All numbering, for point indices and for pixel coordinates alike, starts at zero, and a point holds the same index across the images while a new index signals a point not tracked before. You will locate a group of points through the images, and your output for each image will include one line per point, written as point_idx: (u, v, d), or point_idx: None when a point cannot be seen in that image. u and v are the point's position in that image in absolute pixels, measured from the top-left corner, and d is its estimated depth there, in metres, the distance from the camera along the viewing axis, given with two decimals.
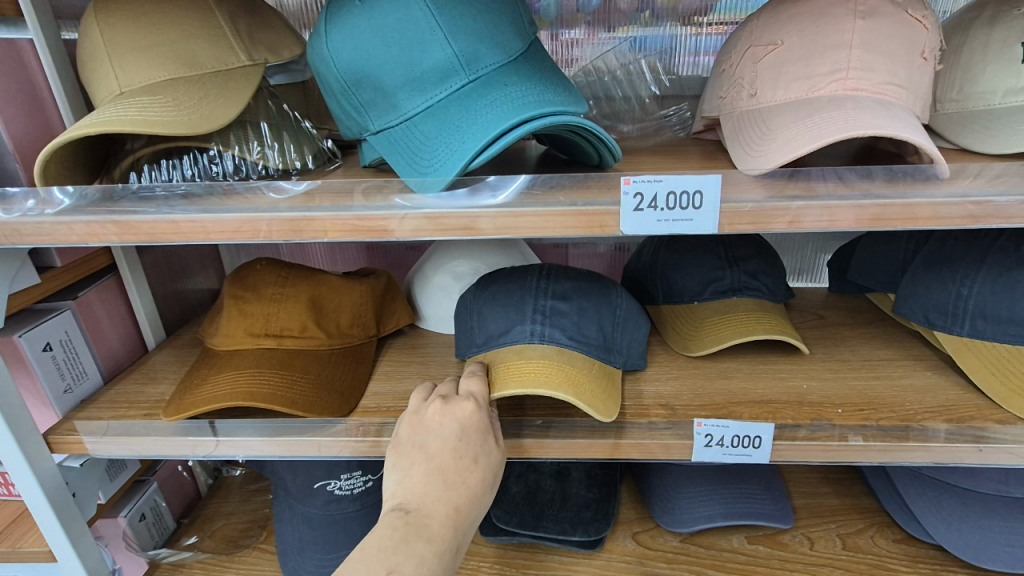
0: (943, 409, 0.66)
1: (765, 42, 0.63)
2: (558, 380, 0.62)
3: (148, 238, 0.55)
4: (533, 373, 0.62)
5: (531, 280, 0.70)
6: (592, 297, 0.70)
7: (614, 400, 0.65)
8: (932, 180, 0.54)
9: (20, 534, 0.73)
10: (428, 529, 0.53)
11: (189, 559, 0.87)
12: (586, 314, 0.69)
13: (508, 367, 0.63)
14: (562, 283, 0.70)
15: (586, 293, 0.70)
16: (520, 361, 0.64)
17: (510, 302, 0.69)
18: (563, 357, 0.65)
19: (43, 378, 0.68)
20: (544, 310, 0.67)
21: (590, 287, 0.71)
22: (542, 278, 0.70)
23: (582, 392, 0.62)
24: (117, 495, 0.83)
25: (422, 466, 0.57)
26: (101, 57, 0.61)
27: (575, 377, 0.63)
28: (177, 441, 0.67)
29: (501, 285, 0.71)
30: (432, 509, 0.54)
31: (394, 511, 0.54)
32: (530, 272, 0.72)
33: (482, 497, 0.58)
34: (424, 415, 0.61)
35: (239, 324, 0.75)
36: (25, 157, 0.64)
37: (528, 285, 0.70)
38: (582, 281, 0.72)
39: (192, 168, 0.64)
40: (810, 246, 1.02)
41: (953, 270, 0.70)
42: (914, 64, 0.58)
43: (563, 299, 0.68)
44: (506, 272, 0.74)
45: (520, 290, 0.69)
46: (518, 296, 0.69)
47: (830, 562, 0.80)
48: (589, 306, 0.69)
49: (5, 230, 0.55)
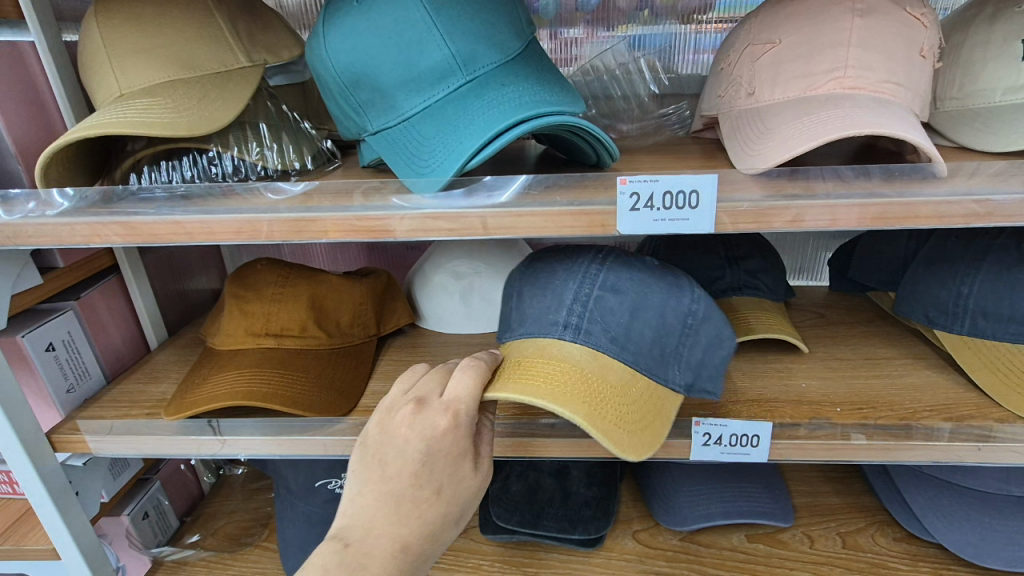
0: (943, 408, 0.66)
1: (764, 41, 0.63)
2: (566, 394, 0.54)
3: (148, 239, 0.55)
4: (540, 377, 0.55)
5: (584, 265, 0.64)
6: (651, 296, 0.62)
7: (631, 430, 0.56)
8: (930, 178, 0.54)
9: (24, 532, 0.74)
10: (367, 565, 0.51)
11: (191, 557, 0.88)
12: (636, 315, 0.61)
13: (522, 366, 0.57)
14: (620, 274, 0.63)
15: (645, 291, 0.62)
16: (538, 363, 0.57)
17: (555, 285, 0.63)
18: (590, 368, 0.57)
19: (47, 377, 0.69)
20: (586, 302, 0.61)
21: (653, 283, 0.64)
22: (598, 264, 0.64)
23: (591, 413, 0.54)
24: (120, 494, 0.83)
25: (375, 491, 0.53)
26: (102, 59, 0.61)
27: (590, 396, 0.55)
28: (179, 440, 0.68)
29: (554, 264, 0.66)
30: (375, 545, 0.52)
31: (335, 540, 0.52)
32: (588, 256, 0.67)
33: (437, 531, 0.54)
34: (394, 418, 0.55)
35: (240, 325, 0.76)
36: (26, 158, 0.65)
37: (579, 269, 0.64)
38: (646, 275, 0.64)
39: (191, 170, 0.64)
40: (810, 245, 1.01)
41: (954, 269, 0.70)
42: (912, 62, 0.58)
43: (614, 294, 0.62)
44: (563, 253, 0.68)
45: (569, 275, 0.64)
46: (565, 280, 0.63)
47: (829, 560, 0.80)
48: (643, 307, 0.62)
49: (7, 231, 0.55)
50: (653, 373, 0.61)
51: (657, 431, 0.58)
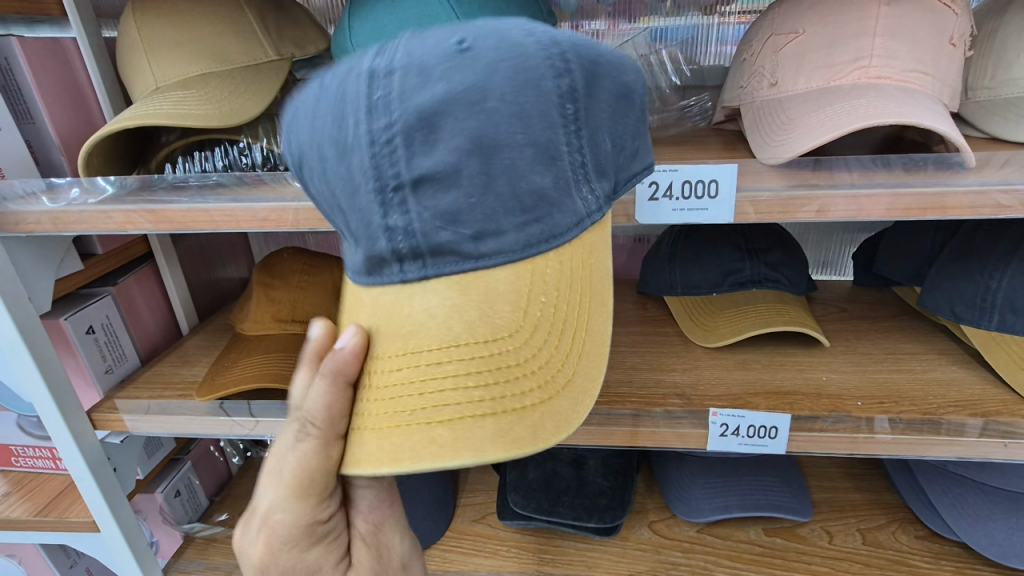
0: (969, 403, 0.64)
1: (787, 31, 0.62)
2: (432, 409, 0.37)
3: (180, 227, 0.57)
4: (407, 419, 0.37)
5: (314, 109, 0.38)
6: (425, 98, 0.35)
7: (569, 400, 0.40)
8: (958, 169, 0.52)
9: (68, 504, 0.77)
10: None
11: (221, 534, 0.93)
12: (439, 137, 0.35)
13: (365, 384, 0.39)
14: (375, 90, 0.35)
15: (407, 99, 0.35)
16: (411, 385, 0.37)
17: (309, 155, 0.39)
18: (443, 336, 0.37)
19: (86, 358, 0.72)
20: (363, 181, 0.36)
21: (412, 60, 0.35)
22: (322, 98, 0.37)
23: (491, 426, 0.36)
24: (155, 470, 0.87)
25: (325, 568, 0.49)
26: (140, 55, 0.64)
27: (472, 370, 0.37)
28: (208, 420, 0.70)
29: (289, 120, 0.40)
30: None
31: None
32: (337, 71, 0.38)
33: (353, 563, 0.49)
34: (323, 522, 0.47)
35: (268, 310, 0.81)
36: (68, 149, 0.67)
37: (310, 114, 0.38)
38: (401, 56, 0.36)
39: (224, 159, 0.66)
40: (835, 238, 1.00)
41: (982, 264, 0.68)
42: (941, 50, 0.57)
43: (394, 143, 0.35)
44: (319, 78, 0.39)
45: (324, 127, 0.37)
46: (310, 139, 0.38)
47: (849, 556, 0.79)
48: (444, 126, 0.35)
49: (51, 217, 0.58)
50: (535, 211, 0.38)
51: (583, 320, 0.41)
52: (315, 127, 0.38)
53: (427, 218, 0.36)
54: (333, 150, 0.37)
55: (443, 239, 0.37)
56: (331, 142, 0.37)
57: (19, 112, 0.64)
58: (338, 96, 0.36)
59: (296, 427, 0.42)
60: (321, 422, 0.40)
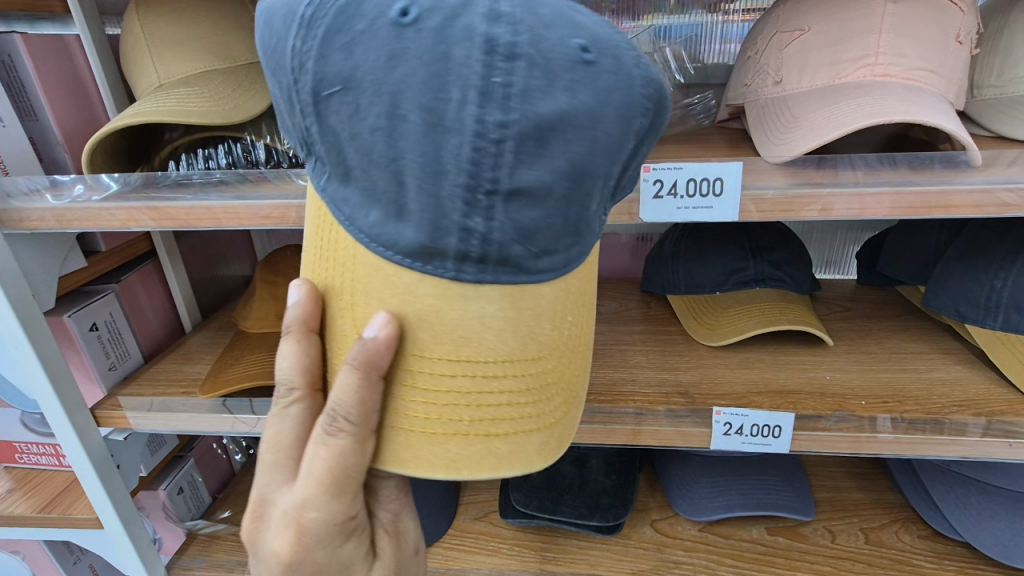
0: (973, 402, 0.64)
1: (792, 28, 0.62)
2: (480, 422, 0.39)
3: (183, 224, 0.57)
4: (465, 428, 0.38)
5: (397, 54, 0.31)
6: (548, 106, 0.32)
7: (574, 408, 0.44)
8: (963, 168, 0.52)
9: (72, 501, 0.78)
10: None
11: (223, 531, 0.93)
12: (550, 153, 0.33)
13: (409, 393, 0.38)
14: (494, 74, 0.31)
15: (531, 102, 0.31)
16: (467, 395, 0.38)
17: (368, 102, 0.32)
18: (501, 350, 0.37)
19: (90, 355, 0.72)
20: (453, 172, 0.32)
21: (540, 50, 0.31)
22: (412, 45, 0.31)
23: (536, 440, 0.40)
24: (157, 469, 0.87)
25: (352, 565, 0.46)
26: (142, 52, 0.64)
27: (521, 384, 0.39)
28: (212, 418, 0.70)
29: (338, 36, 0.31)
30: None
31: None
32: (437, 16, 0.31)
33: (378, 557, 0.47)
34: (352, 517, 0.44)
35: (272, 308, 0.82)
36: (71, 145, 0.67)
37: (389, 58, 0.31)
38: (528, 37, 0.31)
39: (228, 156, 0.66)
40: (838, 238, 0.99)
41: (987, 263, 0.68)
42: (947, 49, 0.57)
43: (504, 146, 0.32)
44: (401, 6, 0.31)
45: (412, 85, 0.31)
46: (379, 87, 0.31)
47: (852, 555, 0.79)
48: (558, 143, 0.33)
49: (55, 215, 0.58)
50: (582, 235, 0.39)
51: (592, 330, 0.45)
52: (395, 78, 0.31)
53: (506, 230, 0.34)
54: (422, 119, 0.31)
55: (514, 253, 0.35)
56: (420, 109, 0.31)
57: (23, 109, 0.64)
58: (441, 56, 0.31)
59: (325, 422, 0.38)
60: (355, 419, 0.37)
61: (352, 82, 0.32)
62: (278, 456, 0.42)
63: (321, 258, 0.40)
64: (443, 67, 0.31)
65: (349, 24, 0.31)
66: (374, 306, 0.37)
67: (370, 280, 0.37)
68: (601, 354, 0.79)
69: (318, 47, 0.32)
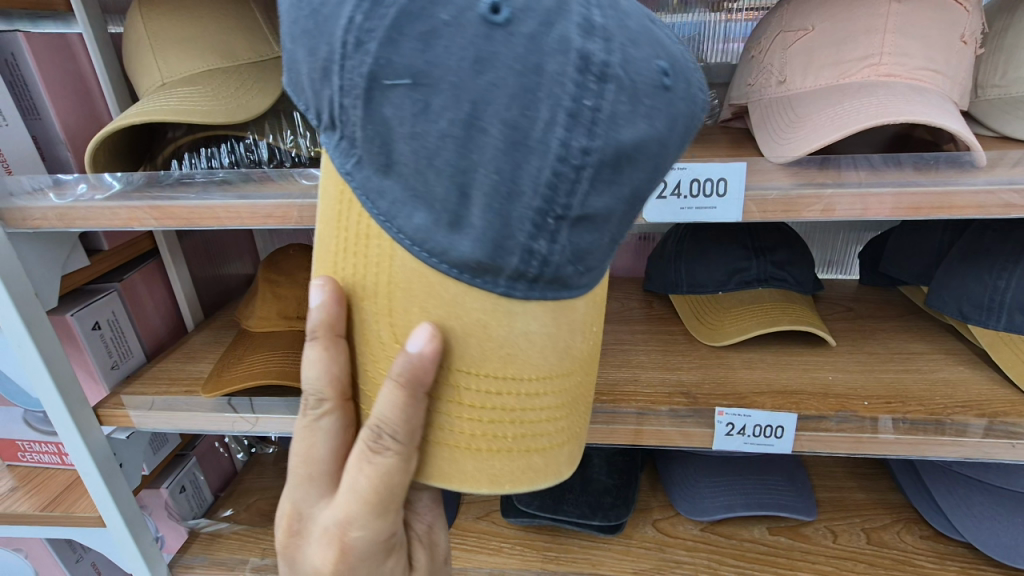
0: (976, 403, 0.64)
1: (796, 28, 0.62)
2: (519, 438, 0.40)
3: (186, 223, 0.57)
4: (508, 444, 0.40)
5: (484, 59, 0.30)
6: (630, 134, 0.31)
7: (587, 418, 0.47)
8: (968, 168, 0.52)
9: (75, 499, 0.78)
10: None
11: (225, 530, 0.93)
12: (621, 181, 0.33)
13: (453, 410, 0.39)
14: (586, 97, 0.30)
15: (618, 130, 0.31)
16: (510, 412, 0.39)
17: (443, 104, 0.30)
18: (542, 367, 0.39)
19: (92, 354, 0.72)
20: (527, 194, 0.32)
21: (629, 73, 0.30)
22: (502, 51, 0.30)
23: (561, 452, 0.42)
24: (159, 467, 0.87)
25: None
26: (145, 50, 0.64)
27: (552, 401, 0.41)
28: (214, 417, 0.70)
29: (417, 24, 0.29)
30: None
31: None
32: (531, 22, 0.30)
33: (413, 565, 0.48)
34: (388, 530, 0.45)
35: (275, 307, 0.82)
36: (73, 143, 0.67)
37: (476, 62, 0.30)
38: (620, 59, 0.30)
39: (230, 156, 0.66)
40: (840, 237, 0.99)
41: (990, 263, 0.68)
42: (952, 49, 0.56)
43: (583, 173, 0.31)
44: (492, 4, 0.30)
45: (496, 96, 0.30)
46: (459, 90, 0.30)
47: (854, 556, 0.79)
48: (630, 173, 0.33)
49: (59, 214, 0.58)
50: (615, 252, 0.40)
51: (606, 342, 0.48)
52: (481, 87, 0.30)
53: (563, 251, 0.34)
54: (502, 134, 0.30)
55: (563, 272, 0.36)
56: (501, 123, 0.30)
57: (26, 107, 0.64)
58: (535, 70, 0.30)
59: (368, 440, 0.38)
60: (401, 437, 0.38)
61: (430, 81, 0.30)
62: (313, 469, 0.42)
63: (346, 253, 0.38)
64: (532, 81, 0.30)
65: (430, 13, 0.29)
66: (417, 316, 0.36)
67: (413, 290, 0.36)
68: (603, 353, 0.79)
69: (388, 33, 0.30)
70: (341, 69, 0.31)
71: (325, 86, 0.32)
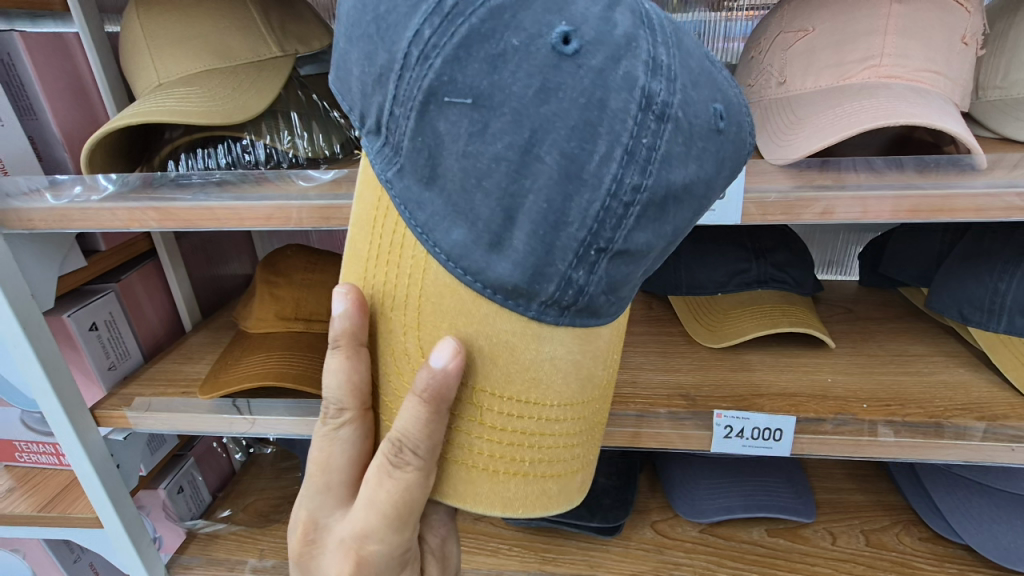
0: (976, 406, 0.64)
1: (797, 29, 0.61)
2: (537, 464, 0.41)
3: (184, 225, 0.57)
4: (524, 468, 0.40)
5: (550, 89, 0.30)
6: (681, 175, 0.32)
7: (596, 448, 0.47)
8: (969, 171, 0.52)
9: (72, 500, 0.78)
10: None
11: (223, 531, 0.93)
12: (664, 218, 0.33)
13: (477, 433, 0.39)
14: (642, 134, 0.30)
15: (669, 169, 0.31)
16: (530, 436, 0.40)
17: (500, 128, 0.30)
18: (565, 392, 0.39)
19: (90, 355, 0.72)
20: (574, 225, 0.32)
21: (687, 115, 0.31)
22: (568, 83, 0.30)
23: (571, 481, 0.43)
24: (156, 468, 0.87)
25: None
26: (142, 49, 0.63)
27: (566, 428, 0.41)
28: (210, 418, 0.70)
29: (486, 45, 0.29)
30: None
31: None
32: (600, 55, 0.30)
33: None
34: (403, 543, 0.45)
35: (272, 308, 0.81)
36: (70, 143, 0.67)
37: (541, 91, 0.30)
38: (682, 101, 0.31)
39: (227, 157, 0.65)
40: (840, 238, 0.99)
41: (991, 265, 0.68)
42: (952, 50, 0.56)
43: (631, 209, 0.32)
44: (564, 32, 0.30)
45: (557, 127, 0.30)
46: (521, 116, 0.30)
47: (853, 558, 0.79)
48: (673, 211, 0.33)
49: (54, 215, 0.58)
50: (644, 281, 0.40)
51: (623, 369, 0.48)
52: (541, 116, 0.30)
53: (599, 282, 0.35)
54: (558, 164, 0.31)
55: (596, 301, 0.36)
56: (558, 154, 0.31)
57: (23, 108, 0.64)
58: (597, 104, 0.30)
59: (388, 453, 0.38)
60: (421, 452, 0.37)
61: (488, 102, 0.30)
62: (329, 478, 0.42)
63: (377, 262, 0.38)
64: (594, 115, 0.30)
65: (501, 36, 0.29)
66: (443, 331, 0.36)
67: (444, 306, 0.36)
68: None
69: (456, 50, 0.29)
70: (398, 76, 0.31)
71: (378, 92, 0.32)
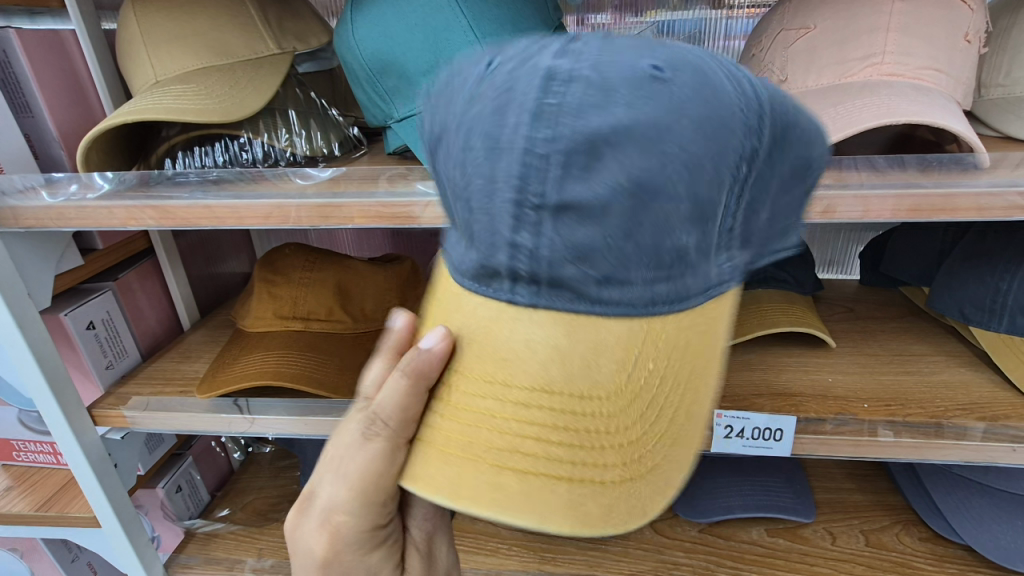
0: (977, 406, 0.64)
1: (797, 26, 0.61)
2: (512, 462, 0.33)
3: (181, 223, 0.56)
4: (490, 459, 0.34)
5: (475, 94, 0.32)
6: (600, 120, 0.29)
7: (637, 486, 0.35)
8: (971, 169, 0.51)
9: (69, 499, 0.77)
10: None
11: (222, 530, 0.93)
12: (601, 166, 0.30)
13: (445, 416, 0.36)
14: (549, 97, 0.30)
15: (579, 117, 0.29)
16: (496, 420, 0.34)
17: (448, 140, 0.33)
18: (541, 376, 0.33)
19: (87, 354, 0.72)
20: (502, 190, 0.31)
21: (597, 72, 0.30)
22: (490, 82, 0.31)
23: (564, 495, 0.33)
24: (154, 469, 0.86)
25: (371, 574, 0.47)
26: (138, 46, 0.63)
27: (549, 422, 0.34)
28: (208, 418, 0.69)
29: (443, 97, 0.34)
30: None
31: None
32: (514, 61, 0.32)
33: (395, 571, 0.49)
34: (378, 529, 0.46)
35: (270, 307, 0.81)
36: (67, 141, 0.66)
37: (470, 98, 0.32)
38: (588, 64, 0.30)
39: (224, 155, 0.64)
40: (841, 237, 0.99)
41: (992, 264, 0.67)
42: (955, 47, 0.56)
43: (552, 160, 0.30)
44: (489, 61, 0.33)
45: (477, 115, 0.31)
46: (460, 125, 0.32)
47: (852, 558, 0.78)
48: (610, 156, 0.29)
49: (50, 213, 0.57)
50: (677, 271, 0.33)
51: (695, 398, 0.37)
52: (469, 112, 0.32)
53: (556, 247, 0.31)
54: (483, 143, 0.31)
55: (565, 272, 0.32)
56: (481, 134, 0.31)
57: (19, 105, 0.64)
58: (507, 87, 0.31)
59: (365, 424, 0.40)
60: (392, 425, 0.38)
61: (444, 127, 0.33)
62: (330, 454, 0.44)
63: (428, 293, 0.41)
64: (508, 95, 0.31)
65: (454, 85, 0.34)
66: (437, 321, 0.37)
67: (448, 298, 0.37)
68: None
69: (433, 109, 0.35)
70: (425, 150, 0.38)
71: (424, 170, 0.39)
